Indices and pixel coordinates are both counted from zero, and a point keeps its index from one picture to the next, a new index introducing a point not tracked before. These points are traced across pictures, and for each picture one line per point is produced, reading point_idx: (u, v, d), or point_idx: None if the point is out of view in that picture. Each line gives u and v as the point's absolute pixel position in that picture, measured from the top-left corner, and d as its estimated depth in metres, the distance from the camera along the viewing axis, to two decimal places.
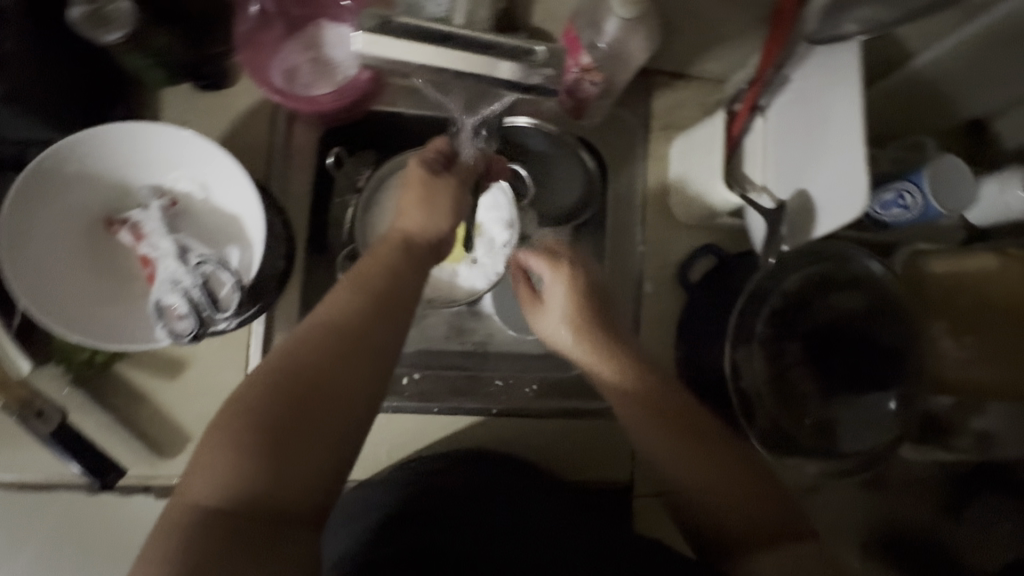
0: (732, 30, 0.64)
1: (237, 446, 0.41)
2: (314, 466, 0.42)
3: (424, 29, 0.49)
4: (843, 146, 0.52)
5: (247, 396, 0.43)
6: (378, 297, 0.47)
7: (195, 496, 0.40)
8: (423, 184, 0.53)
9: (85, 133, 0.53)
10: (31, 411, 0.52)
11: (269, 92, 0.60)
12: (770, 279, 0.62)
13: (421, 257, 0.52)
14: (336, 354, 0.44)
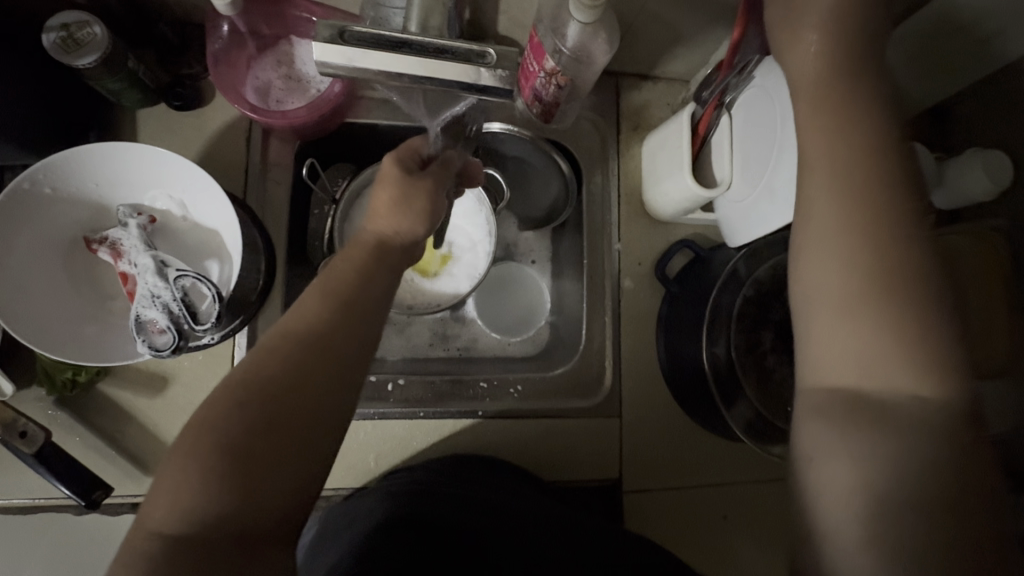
0: (694, 30, 0.66)
1: (205, 472, 0.40)
2: (288, 477, 0.42)
3: (380, 37, 0.48)
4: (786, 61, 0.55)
5: (215, 414, 0.42)
6: (345, 305, 0.48)
7: (159, 523, 0.39)
8: (392, 191, 0.52)
9: (61, 155, 0.53)
10: (15, 432, 0.53)
11: (241, 107, 0.60)
12: (742, 266, 0.65)
13: (393, 262, 0.52)
14: (310, 363, 0.45)
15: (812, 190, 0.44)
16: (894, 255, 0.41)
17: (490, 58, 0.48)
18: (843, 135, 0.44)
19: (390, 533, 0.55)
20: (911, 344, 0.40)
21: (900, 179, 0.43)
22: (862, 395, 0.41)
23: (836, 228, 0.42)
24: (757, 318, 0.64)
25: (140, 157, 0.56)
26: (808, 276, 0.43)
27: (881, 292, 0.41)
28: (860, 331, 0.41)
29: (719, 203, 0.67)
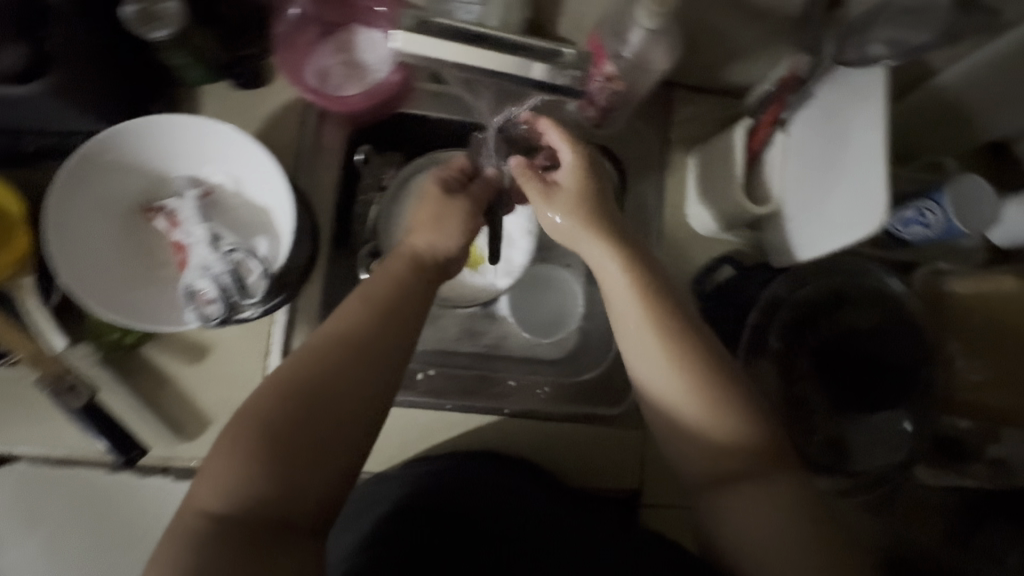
0: (757, 45, 0.65)
1: (253, 458, 0.45)
2: (325, 470, 0.46)
3: (457, 28, 0.52)
4: (854, 83, 0.53)
5: (266, 402, 0.46)
6: (382, 310, 0.51)
7: (207, 504, 0.44)
8: (432, 209, 0.57)
9: (126, 125, 0.55)
10: (65, 386, 0.56)
11: (307, 93, 0.63)
12: (785, 287, 0.64)
13: (431, 273, 0.55)
14: (350, 363, 0.48)
15: (624, 315, 0.54)
16: (715, 365, 0.52)
17: (563, 59, 0.50)
18: (628, 274, 0.54)
19: (411, 516, 0.58)
20: (746, 420, 0.51)
21: (695, 323, 0.53)
22: (720, 459, 0.51)
23: (643, 339, 0.52)
24: (794, 343, 0.64)
25: (202, 132, 0.58)
26: (639, 365, 0.53)
27: (715, 388, 0.51)
28: (703, 410, 0.51)
29: (785, 226, 0.62)
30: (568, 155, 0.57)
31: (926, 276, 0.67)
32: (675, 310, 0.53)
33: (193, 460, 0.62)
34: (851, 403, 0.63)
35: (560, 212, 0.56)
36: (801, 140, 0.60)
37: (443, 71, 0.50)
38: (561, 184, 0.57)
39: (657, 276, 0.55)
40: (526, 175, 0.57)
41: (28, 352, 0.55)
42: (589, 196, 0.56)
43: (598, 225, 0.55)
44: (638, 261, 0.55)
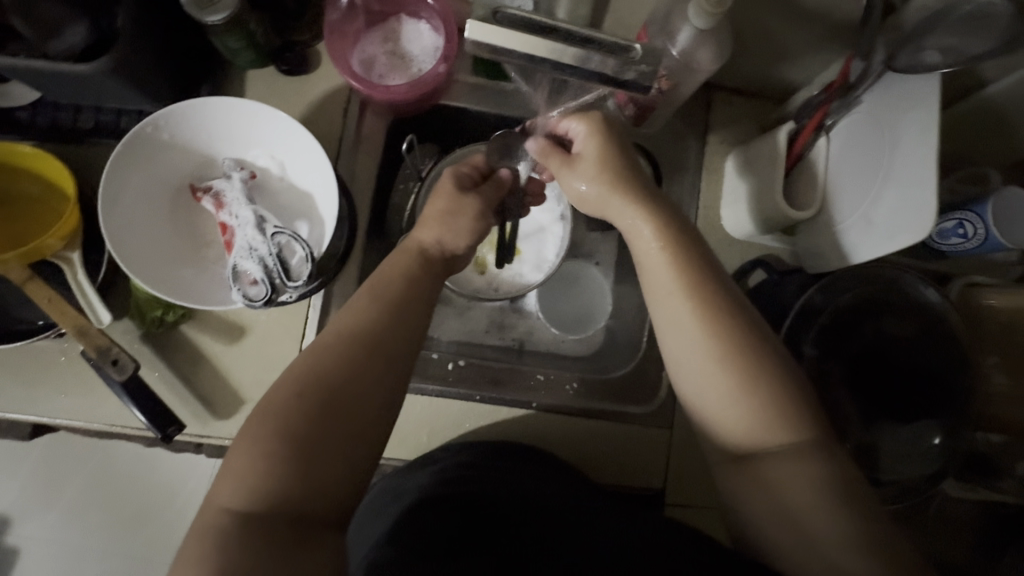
0: (802, 48, 0.65)
1: (271, 455, 0.42)
2: (349, 461, 0.44)
3: (531, 20, 0.47)
4: (906, 90, 0.53)
5: (281, 398, 0.44)
6: (391, 304, 0.50)
7: (226, 500, 0.41)
8: (445, 203, 0.56)
9: (181, 105, 0.56)
10: (108, 359, 0.56)
11: (350, 78, 0.62)
12: (821, 294, 0.63)
13: (437, 269, 0.55)
14: (363, 358, 0.47)
15: (662, 297, 0.50)
16: (762, 354, 0.47)
17: (635, 53, 0.47)
18: (666, 247, 0.51)
19: (433, 507, 0.55)
20: (789, 415, 0.46)
21: (739, 305, 0.49)
22: (755, 455, 0.47)
23: (681, 322, 0.49)
24: (830, 349, 0.63)
25: (251, 116, 0.59)
26: (670, 343, 0.50)
27: (758, 381, 0.46)
28: (743, 401, 0.47)
29: (833, 230, 0.61)
30: (579, 125, 0.55)
31: (963, 288, 0.66)
32: (719, 290, 0.49)
33: (224, 439, 0.62)
34: (884, 411, 0.63)
35: (586, 180, 0.54)
36: (851, 145, 0.60)
37: (509, 61, 0.47)
38: (583, 152, 0.54)
39: (697, 250, 0.51)
40: (547, 152, 0.56)
41: (73, 324, 0.56)
42: (614, 158, 0.53)
43: (626, 186, 0.53)
44: (677, 245, 0.51)
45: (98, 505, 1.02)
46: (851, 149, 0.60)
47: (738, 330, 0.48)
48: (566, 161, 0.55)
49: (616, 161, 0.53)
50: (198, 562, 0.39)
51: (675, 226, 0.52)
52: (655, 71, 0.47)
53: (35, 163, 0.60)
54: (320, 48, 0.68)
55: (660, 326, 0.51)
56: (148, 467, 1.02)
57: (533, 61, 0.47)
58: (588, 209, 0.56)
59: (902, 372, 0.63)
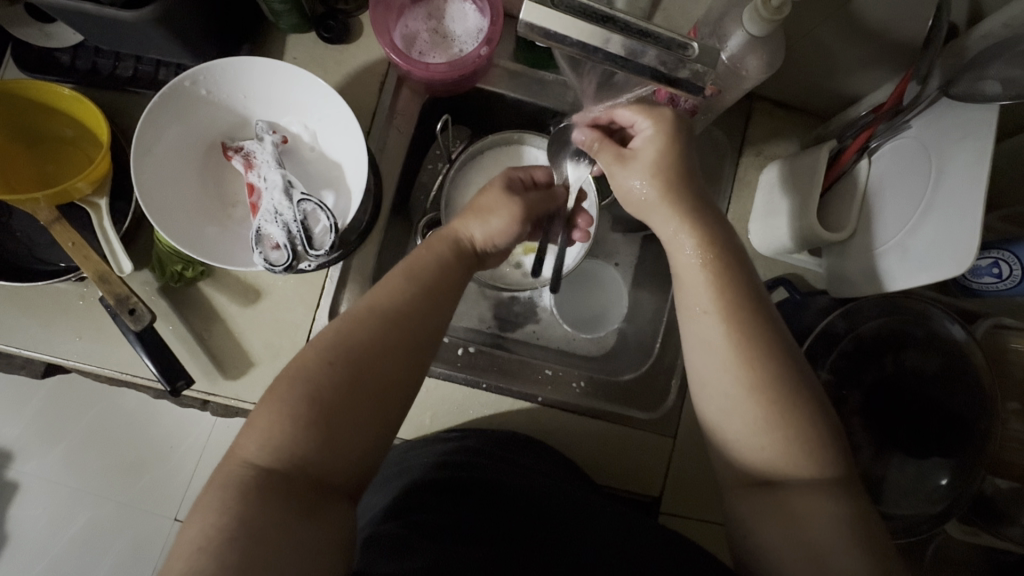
0: (853, 66, 0.63)
1: (299, 418, 0.42)
2: (365, 439, 0.44)
3: (591, 8, 0.45)
4: (962, 115, 0.51)
5: (311, 361, 0.44)
6: (429, 289, 0.50)
7: (248, 453, 0.42)
8: (492, 202, 0.56)
9: (221, 63, 0.56)
10: (125, 307, 0.56)
11: (390, 52, 0.60)
12: (842, 320, 0.63)
13: (467, 263, 0.54)
14: (393, 338, 0.47)
15: (696, 315, 0.50)
16: (783, 376, 0.47)
17: (691, 50, 0.45)
18: (705, 260, 0.50)
19: (429, 488, 0.55)
20: (806, 440, 0.46)
21: (776, 327, 0.49)
22: (775, 480, 0.46)
23: (712, 344, 0.48)
24: (845, 378, 0.63)
25: (292, 80, 0.59)
26: (697, 361, 0.50)
27: (781, 404, 0.46)
28: (768, 417, 0.46)
29: (865, 256, 0.60)
30: (645, 122, 0.53)
31: (988, 328, 0.65)
32: (751, 300, 0.49)
33: (230, 398, 0.62)
34: (896, 443, 0.62)
35: (640, 177, 0.52)
36: (894, 172, 0.58)
37: (562, 48, 0.46)
38: (640, 150, 0.53)
39: (740, 261, 0.51)
40: (599, 143, 0.55)
41: (95, 270, 0.56)
42: (674, 159, 0.52)
43: (677, 187, 0.52)
44: (720, 254, 0.50)
45: (100, 449, 1.04)
46: (892, 170, 0.59)
47: (761, 348, 0.47)
48: (619, 157, 0.54)
49: (675, 162, 0.52)
50: (199, 516, 0.39)
51: (722, 244, 0.51)
52: (710, 72, 0.46)
53: (72, 107, 0.60)
54: (364, 19, 0.67)
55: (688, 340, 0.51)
56: (151, 419, 1.04)
57: (587, 51, 0.46)
58: (626, 204, 0.55)
59: (922, 406, 0.62)
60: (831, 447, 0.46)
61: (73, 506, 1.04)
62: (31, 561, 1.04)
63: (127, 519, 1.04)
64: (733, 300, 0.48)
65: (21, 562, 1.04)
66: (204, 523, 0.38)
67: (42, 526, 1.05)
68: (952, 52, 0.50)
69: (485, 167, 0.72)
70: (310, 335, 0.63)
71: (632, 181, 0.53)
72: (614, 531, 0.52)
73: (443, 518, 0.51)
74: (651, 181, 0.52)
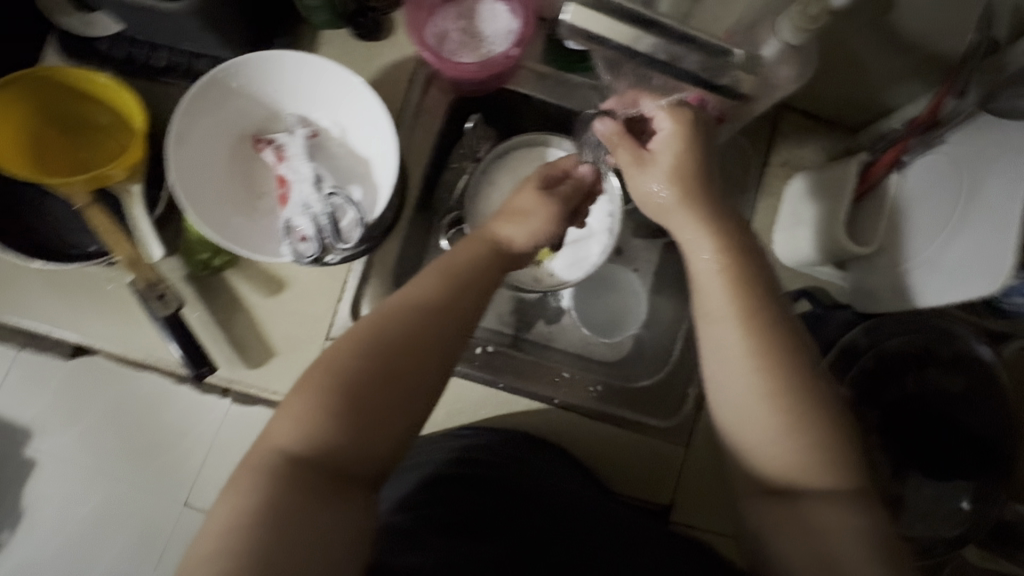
0: (887, 78, 0.63)
1: (330, 407, 0.43)
2: (394, 433, 0.45)
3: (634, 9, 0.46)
4: (1007, 131, 0.50)
5: (343, 352, 0.45)
6: (464, 288, 0.50)
7: (281, 440, 0.42)
8: (526, 201, 0.55)
9: (257, 56, 0.58)
10: (154, 293, 0.58)
11: (425, 51, 0.62)
12: (866, 335, 0.62)
13: (504, 264, 0.54)
14: (421, 334, 0.47)
15: (714, 322, 0.49)
16: (804, 387, 0.46)
17: (734, 57, 0.47)
18: (723, 268, 0.49)
19: (450, 483, 0.55)
20: (827, 452, 0.45)
21: (794, 340, 0.48)
22: (790, 488, 0.46)
23: (728, 350, 0.48)
24: (869, 394, 0.62)
25: (328, 75, 0.59)
26: (716, 371, 0.48)
27: (800, 416, 0.46)
28: (786, 426, 0.46)
29: (893, 271, 0.59)
30: (668, 124, 0.51)
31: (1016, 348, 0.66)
32: (773, 309, 0.49)
33: (251, 387, 0.63)
34: (916, 463, 0.61)
35: (659, 181, 0.51)
36: (929, 188, 0.57)
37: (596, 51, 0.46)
38: (659, 155, 0.51)
39: (760, 272, 0.50)
40: (619, 138, 0.52)
41: (126, 255, 0.58)
42: (695, 165, 0.51)
43: (697, 196, 0.51)
44: (739, 257, 0.50)
45: (115, 432, 1.06)
46: (922, 187, 0.58)
47: (786, 358, 0.47)
48: (637, 159, 0.52)
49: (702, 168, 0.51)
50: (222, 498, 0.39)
51: (738, 249, 0.50)
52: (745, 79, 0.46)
53: (109, 94, 0.61)
54: (395, 17, 0.67)
55: (705, 350, 0.49)
56: (166, 405, 1.06)
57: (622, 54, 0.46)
58: (645, 212, 0.54)
59: (945, 425, 0.61)
60: (851, 459, 0.46)
61: (86, 487, 1.06)
62: (43, 539, 1.06)
63: (138, 503, 1.06)
64: (760, 310, 0.48)
65: (33, 540, 1.06)
66: (237, 500, 0.40)
67: (55, 505, 1.07)
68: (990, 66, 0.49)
69: (508, 169, 0.72)
70: (331, 329, 0.64)
71: (655, 186, 0.51)
72: (626, 534, 0.52)
73: (463, 510, 0.53)
74: (672, 188, 0.51)
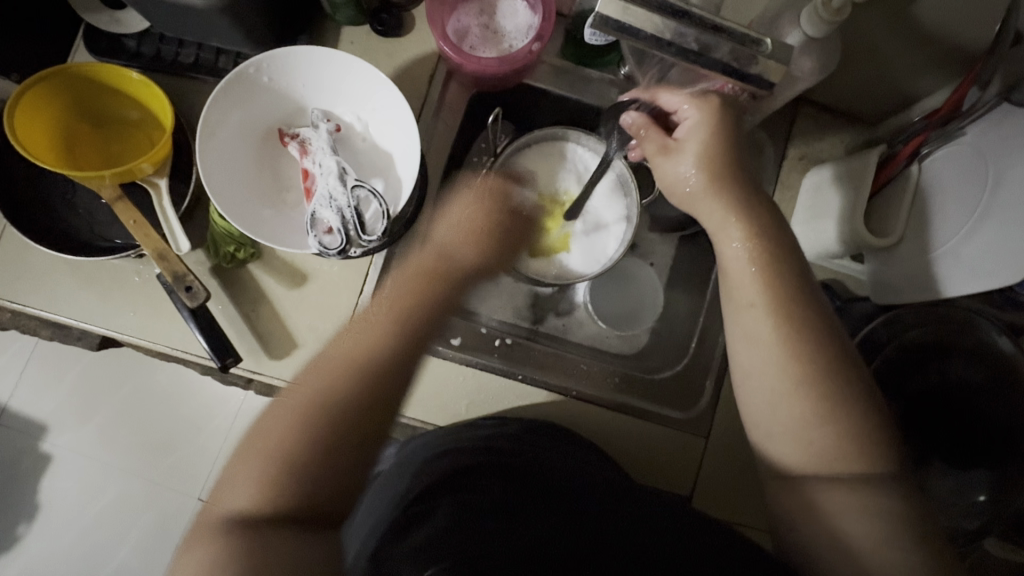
0: (906, 71, 0.63)
1: (268, 472, 0.45)
2: (343, 479, 0.46)
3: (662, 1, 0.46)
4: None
5: (278, 418, 0.47)
6: (408, 333, 0.51)
7: (228, 507, 0.44)
8: (469, 219, 0.56)
9: (283, 52, 0.58)
10: (182, 285, 0.58)
11: (444, 45, 0.62)
12: (888, 327, 0.62)
13: (444, 300, 0.53)
14: (368, 383, 0.48)
15: (745, 309, 0.50)
16: (827, 376, 0.47)
17: (765, 46, 0.46)
18: (751, 250, 0.50)
19: (473, 475, 0.55)
20: (851, 437, 0.47)
21: (818, 330, 0.48)
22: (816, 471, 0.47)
23: (759, 337, 0.49)
24: (892, 382, 0.62)
25: (350, 69, 0.60)
26: (742, 357, 0.50)
27: (824, 403, 0.47)
28: (807, 407, 0.47)
29: (912, 263, 0.60)
30: (692, 110, 0.52)
31: None
32: (804, 297, 0.49)
33: (275, 378, 0.64)
34: (936, 450, 0.62)
35: (691, 165, 0.52)
36: (948, 178, 0.58)
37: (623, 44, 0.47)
38: (689, 141, 0.52)
39: (791, 261, 0.50)
40: (645, 131, 0.54)
41: (155, 247, 0.59)
42: (721, 152, 0.51)
43: (725, 184, 0.51)
44: (769, 245, 0.50)
45: (133, 427, 1.07)
46: (943, 179, 0.58)
47: (809, 347, 0.48)
48: (664, 148, 0.53)
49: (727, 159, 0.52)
50: None
51: (768, 236, 0.51)
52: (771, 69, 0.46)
53: (138, 90, 0.62)
54: (416, 13, 0.68)
55: (733, 338, 0.51)
56: (182, 400, 1.07)
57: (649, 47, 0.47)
58: (674, 199, 0.55)
59: (968, 417, 0.61)
60: (873, 446, 0.47)
61: (104, 480, 1.08)
62: (62, 532, 1.08)
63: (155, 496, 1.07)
64: (787, 299, 0.48)
65: (52, 533, 1.08)
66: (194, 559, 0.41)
67: (73, 499, 1.08)
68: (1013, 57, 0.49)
69: (525, 163, 0.73)
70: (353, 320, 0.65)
71: (686, 169, 0.52)
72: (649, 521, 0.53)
73: (487, 499, 0.53)
74: (702, 173, 0.51)
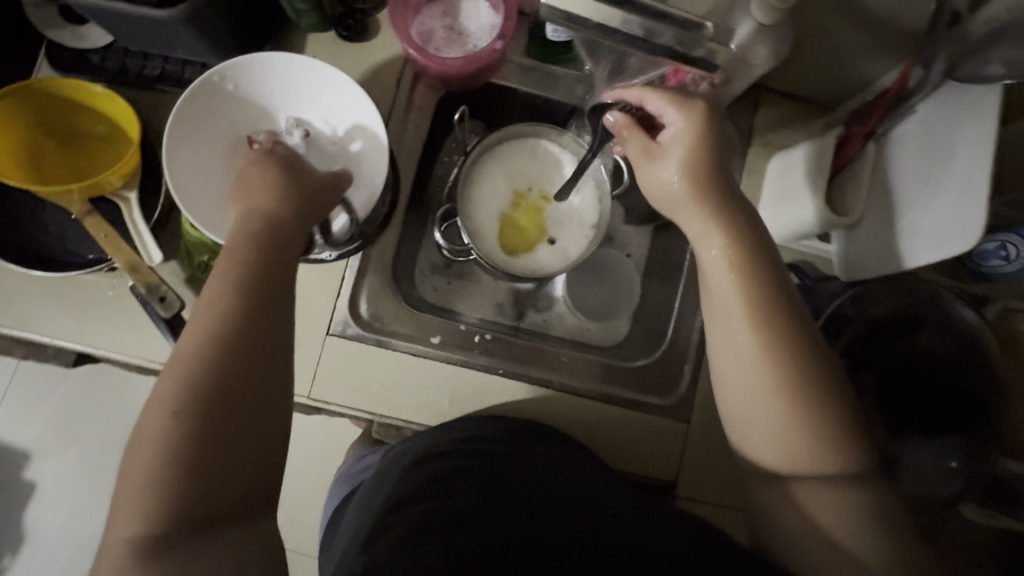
0: (858, 54, 0.65)
1: (159, 484, 0.41)
2: (245, 479, 0.43)
3: None
4: (962, 96, 0.53)
5: (158, 431, 0.42)
6: (213, 299, 0.46)
7: (122, 534, 0.40)
8: (267, 176, 0.53)
9: (248, 60, 0.59)
10: (156, 296, 0.59)
11: (409, 47, 0.63)
12: (854, 304, 0.64)
13: (275, 264, 0.49)
14: (217, 359, 0.44)
15: (720, 301, 0.51)
16: (793, 350, 0.48)
17: (706, 29, 0.51)
18: (718, 234, 0.51)
19: (460, 478, 0.55)
20: (821, 410, 0.48)
21: (783, 306, 0.50)
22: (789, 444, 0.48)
23: (731, 324, 0.50)
24: (862, 357, 0.64)
25: (316, 74, 0.61)
26: (717, 337, 0.51)
27: (793, 378, 0.48)
28: (778, 382, 0.48)
29: (873, 239, 0.62)
30: (677, 118, 0.53)
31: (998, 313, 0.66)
32: (768, 275, 0.50)
33: None
34: (910, 422, 0.63)
35: (674, 171, 0.53)
36: (903, 156, 0.60)
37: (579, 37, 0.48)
38: (671, 145, 0.53)
39: (756, 240, 0.52)
40: (629, 132, 0.55)
41: (127, 260, 0.59)
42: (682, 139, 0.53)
43: (689, 171, 0.53)
44: (735, 228, 0.52)
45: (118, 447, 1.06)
46: (896, 156, 0.61)
47: (776, 324, 0.49)
48: (648, 150, 0.54)
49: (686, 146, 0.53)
50: None
51: (731, 218, 0.52)
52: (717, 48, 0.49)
53: (105, 105, 0.62)
54: (380, 17, 0.69)
55: (713, 331, 0.52)
56: None
57: None
58: (656, 201, 0.56)
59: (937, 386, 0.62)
60: (843, 416, 0.48)
61: (89, 505, 1.06)
62: (50, 559, 1.06)
63: None
64: (752, 278, 0.50)
65: (40, 560, 1.06)
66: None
67: (60, 524, 1.06)
68: (955, 36, 0.51)
69: (493, 162, 0.74)
70: (332, 323, 0.65)
71: (665, 174, 0.53)
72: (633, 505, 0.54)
73: (473, 504, 0.52)
74: (681, 176, 0.53)
